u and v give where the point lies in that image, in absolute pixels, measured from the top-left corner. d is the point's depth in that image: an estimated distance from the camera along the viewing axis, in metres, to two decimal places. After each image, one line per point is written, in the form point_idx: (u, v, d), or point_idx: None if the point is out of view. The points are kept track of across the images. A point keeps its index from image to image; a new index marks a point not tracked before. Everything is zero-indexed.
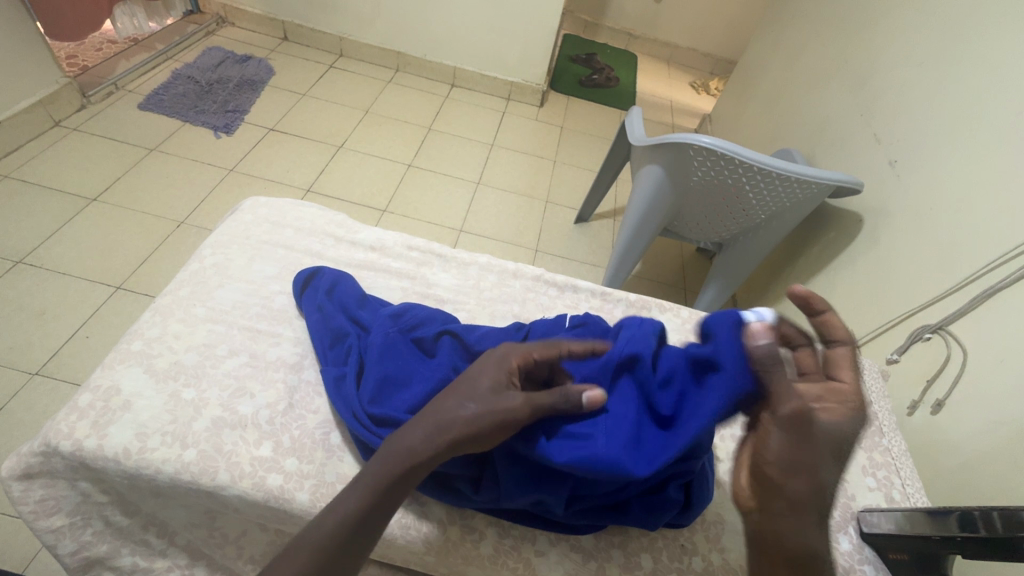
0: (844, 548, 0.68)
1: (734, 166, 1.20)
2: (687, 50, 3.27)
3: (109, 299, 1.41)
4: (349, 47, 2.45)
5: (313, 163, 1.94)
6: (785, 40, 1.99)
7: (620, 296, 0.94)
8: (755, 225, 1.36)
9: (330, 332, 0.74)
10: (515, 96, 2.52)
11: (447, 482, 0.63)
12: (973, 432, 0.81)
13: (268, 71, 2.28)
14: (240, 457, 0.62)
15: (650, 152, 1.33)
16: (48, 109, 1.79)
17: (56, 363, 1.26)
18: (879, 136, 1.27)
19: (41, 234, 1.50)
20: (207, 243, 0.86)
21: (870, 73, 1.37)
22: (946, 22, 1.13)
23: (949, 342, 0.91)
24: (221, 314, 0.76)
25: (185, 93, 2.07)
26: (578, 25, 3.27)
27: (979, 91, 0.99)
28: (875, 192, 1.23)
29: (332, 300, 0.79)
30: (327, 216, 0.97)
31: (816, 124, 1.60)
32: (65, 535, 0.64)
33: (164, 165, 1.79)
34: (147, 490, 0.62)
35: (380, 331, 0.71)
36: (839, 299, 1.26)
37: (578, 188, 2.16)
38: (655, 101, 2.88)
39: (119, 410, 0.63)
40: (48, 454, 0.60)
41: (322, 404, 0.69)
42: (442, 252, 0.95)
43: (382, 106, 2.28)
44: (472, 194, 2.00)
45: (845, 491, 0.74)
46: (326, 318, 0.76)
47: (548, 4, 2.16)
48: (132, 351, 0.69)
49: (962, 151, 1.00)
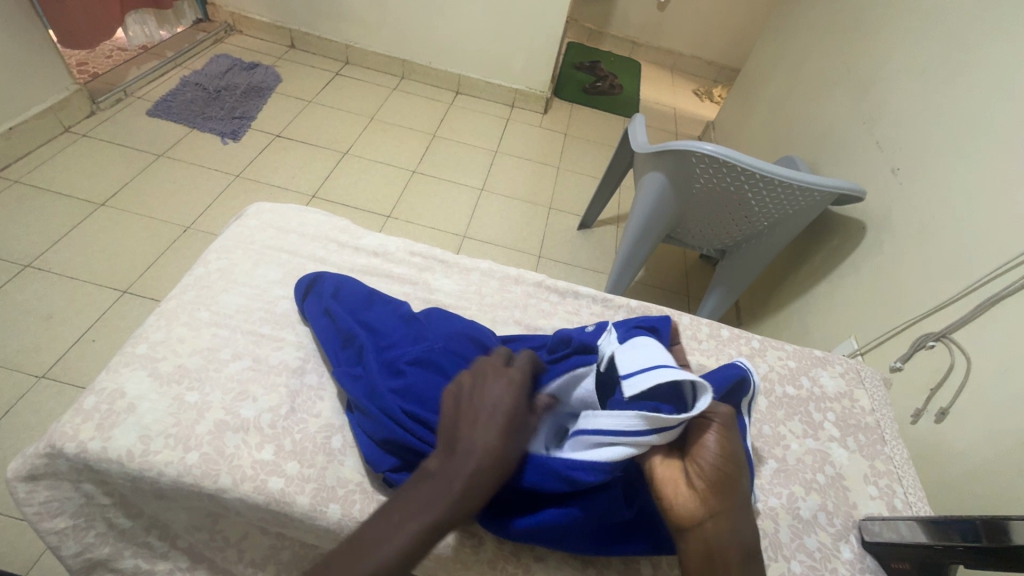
0: (845, 557, 0.68)
1: (736, 173, 1.21)
2: (691, 58, 3.28)
3: (115, 302, 1.42)
4: (355, 55, 2.48)
5: (318, 170, 1.96)
6: (789, 48, 2.00)
7: (622, 303, 0.94)
8: (758, 233, 1.36)
9: (340, 334, 0.74)
10: (519, 103, 2.53)
11: None
12: (978, 440, 0.81)
13: (274, 78, 2.30)
14: (242, 460, 0.62)
15: (652, 160, 1.34)
16: (59, 116, 1.81)
17: (62, 366, 1.28)
18: (881, 144, 1.27)
19: (49, 238, 1.52)
20: (212, 247, 0.87)
21: (873, 81, 1.38)
22: (949, 30, 1.14)
23: (952, 350, 0.90)
24: (225, 318, 0.77)
25: (193, 100, 2.09)
26: (583, 33, 3.29)
27: (982, 98, 1.00)
28: (877, 199, 1.23)
29: (338, 302, 0.79)
30: (331, 222, 0.98)
31: (819, 132, 1.60)
32: (68, 536, 0.65)
33: (171, 171, 1.81)
34: (150, 493, 0.62)
35: (397, 339, 0.73)
36: (842, 307, 1.25)
37: (581, 195, 2.17)
38: (658, 109, 2.90)
39: (123, 412, 0.64)
40: (53, 456, 0.61)
41: (323, 408, 0.70)
42: (444, 258, 0.96)
43: (387, 113, 2.31)
44: (476, 200, 2.01)
45: (847, 499, 0.74)
46: (335, 320, 0.76)
47: (552, 12, 2.18)
48: (136, 354, 0.70)
49: (964, 159, 1.00)
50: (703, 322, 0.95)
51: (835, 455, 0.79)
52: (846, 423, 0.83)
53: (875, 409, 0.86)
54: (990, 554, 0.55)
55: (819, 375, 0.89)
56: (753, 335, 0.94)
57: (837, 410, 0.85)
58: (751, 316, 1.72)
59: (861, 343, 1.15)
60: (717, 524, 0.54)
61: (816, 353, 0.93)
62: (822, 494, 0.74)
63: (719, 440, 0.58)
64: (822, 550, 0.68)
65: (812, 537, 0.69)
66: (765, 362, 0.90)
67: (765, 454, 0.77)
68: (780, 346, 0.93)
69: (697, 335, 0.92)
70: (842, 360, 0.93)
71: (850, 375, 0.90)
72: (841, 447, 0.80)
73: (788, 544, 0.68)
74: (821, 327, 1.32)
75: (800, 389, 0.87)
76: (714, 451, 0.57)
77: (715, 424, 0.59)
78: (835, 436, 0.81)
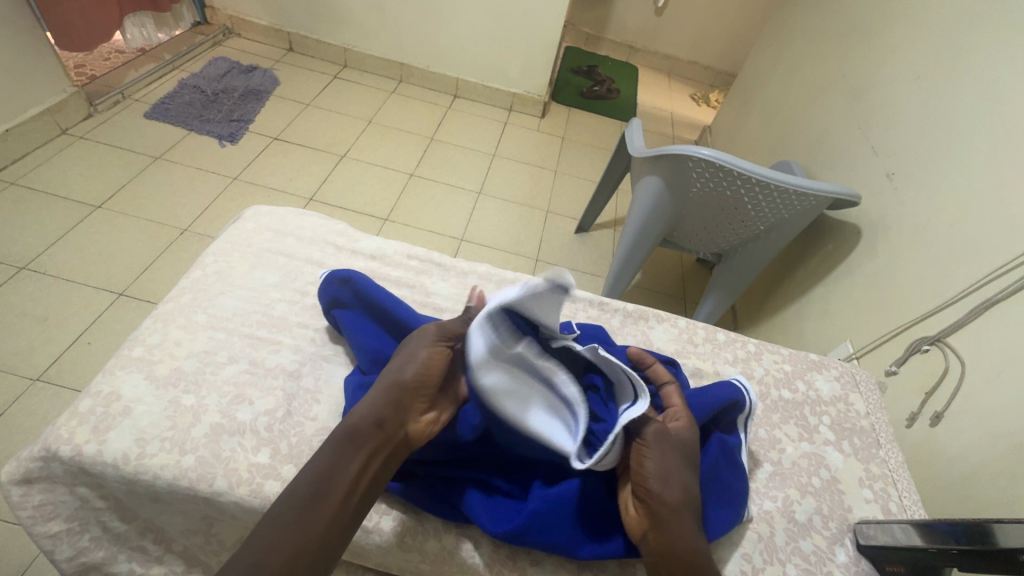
0: (840, 560, 0.68)
1: (732, 177, 1.21)
2: (688, 63, 3.30)
3: (112, 305, 1.42)
4: (353, 58, 2.49)
5: (316, 173, 1.96)
6: (785, 54, 2.02)
7: (619, 306, 0.94)
8: (755, 236, 1.37)
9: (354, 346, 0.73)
10: (517, 107, 2.54)
11: (445, 496, 0.63)
12: (971, 444, 0.81)
13: (273, 81, 2.31)
14: (238, 463, 0.62)
15: (649, 164, 1.35)
16: (56, 118, 1.81)
17: (57, 369, 1.27)
18: (876, 149, 1.28)
19: (45, 241, 1.51)
20: (209, 250, 0.87)
21: (868, 87, 1.39)
22: (943, 37, 1.15)
23: (947, 354, 0.91)
24: (222, 321, 0.77)
25: (191, 102, 2.09)
26: (580, 38, 3.31)
27: (976, 104, 1.01)
28: (872, 204, 1.24)
29: (349, 312, 0.77)
30: (329, 225, 0.98)
31: (814, 137, 1.61)
32: (63, 540, 0.65)
33: (169, 174, 1.81)
34: (145, 496, 0.62)
35: None
36: (837, 311, 1.26)
37: (579, 198, 2.18)
38: (655, 113, 2.91)
39: (119, 415, 0.64)
40: (48, 459, 0.61)
41: (320, 411, 0.70)
42: (442, 262, 0.96)
43: (385, 116, 2.31)
44: (474, 203, 2.01)
45: (842, 502, 0.74)
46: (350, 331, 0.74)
47: (550, 17, 2.19)
48: (133, 357, 0.70)
49: (958, 165, 1.01)
50: (699, 325, 0.95)
51: (830, 458, 0.79)
52: (841, 427, 0.84)
53: (870, 412, 0.87)
54: (986, 560, 0.55)
55: (815, 379, 0.90)
56: (749, 339, 0.94)
57: (833, 414, 0.85)
58: (747, 320, 1.73)
59: (856, 347, 1.16)
60: (659, 531, 0.56)
61: (811, 356, 0.93)
62: (817, 497, 0.74)
63: (673, 450, 0.62)
64: (817, 553, 0.68)
65: (807, 540, 0.69)
66: (761, 365, 0.90)
67: (760, 458, 0.77)
68: (776, 350, 0.94)
69: (693, 339, 0.93)
70: (837, 364, 0.94)
71: (845, 379, 0.91)
72: (836, 450, 0.81)
73: (784, 547, 0.68)
74: (817, 331, 1.32)
75: (796, 393, 0.87)
76: (652, 462, 0.58)
77: (649, 436, 0.60)
78: (830, 439, 0.82)
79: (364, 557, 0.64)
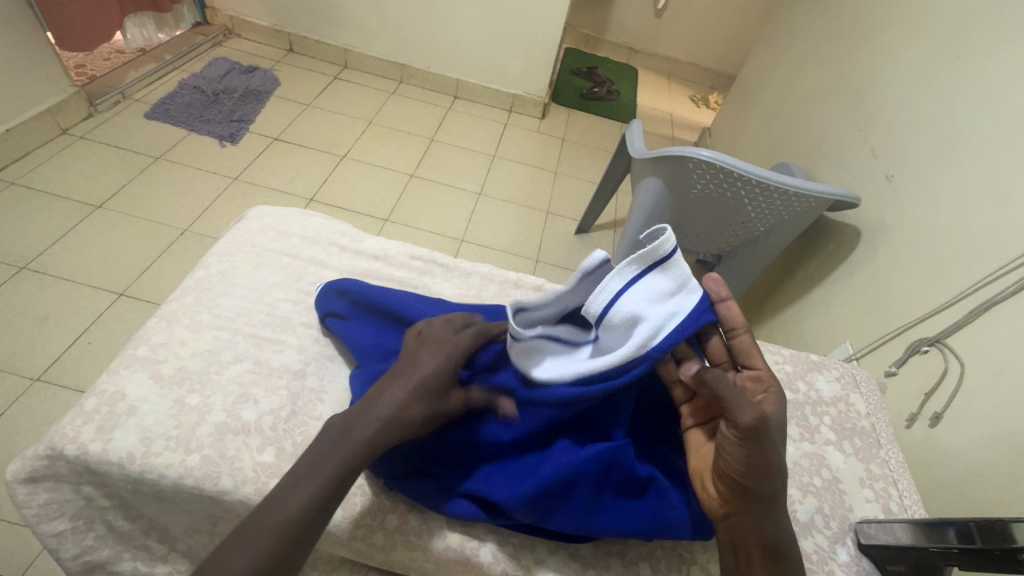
0: (842, 559, 0.68)
1: (733, 179, 1.22)
2: (687, 65, 3.31)
3: (112, 305, 1.42)
4: (353, 59, 2.49)
5: (316, 173, 1.96)
6: (785, 56, 2.02)
7: None
8: (755, 238, 1.37)
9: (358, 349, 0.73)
10: (517, 108, 2.55)
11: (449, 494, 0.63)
12: (971, 444, 0.82)
13: (273, 82, 2.31)
14: (243, 463, 0.62)
15: (650, 165, 1.35)
16: (56, 118, 1.81)
17: (57, 369, 1.27)
18: (876, 151, 1.29)
19: (45, 240, 1.51)
20: (212, 250, 0.88)
21: (868, 89, 1.39)
22: (942, 40, 1.16)
23: (946, 355, 0.91)
24: (226, 321, 0.77)
25: (192, 103, 2.10)
26: (580, 39, 3.32)
27: (974, 107, 1.01)
28: (871, 206, 1.25)
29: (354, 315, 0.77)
30: (331, 225, 0.98)
31: (814, 139, 1.62)
32: (67, 539, 0.65)
33: (169, 174, 1.81)
34: (150, 495, 0.62)
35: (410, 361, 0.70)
36: (838, 311, 1.27)
37: (579, 199, 2.19)
38: (655, 115, 2.92)
39: (124, 414, 0.64)
40: (53, 458, 0.61)
41: (324, 410, 0.70)
42: (444, 262, 0.96)
43: (385, 117, 2.31)
44: (474, 204, 2.02)
45: (843, 502, 0.75)
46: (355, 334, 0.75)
47: (550, 19, 2.20)
48: (137, 357, 0.70)
49: (958, 167, 1.02)
50: None
51: (831, 458, 0.80)
52: (842, 427, 0.84)
53: (871, 412, 0.87)
54: (982, 556, 0.56)
55: (816, 380, 0.90)
56: (750, 340, 0.94)
57: (833, 414, 0.86)
58: (747, 320, 1.73)
59: (856, 348, 1.16)
60: (746, 520, 0.52)
61: (812, 357, 0.94)
62: (819, 497, 0.74)
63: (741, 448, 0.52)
64: (819, 552, 0.68)
65: (809, 540, 0.69)
66: None
67: None
68: (777, 350, 0.94)
69: None
70: (837, 365, 0.94)
71: (846, 380, 0.91)
72: (837, 450, 0.81)
73: None
74: (817, 332, 1.33)
75: (797, 393, 0.88)
76: (738, 450, 0.52)
77: (743, 424, 0.50)
78: (832, 440, 0.82)
79: (368, 556, 0.64)
